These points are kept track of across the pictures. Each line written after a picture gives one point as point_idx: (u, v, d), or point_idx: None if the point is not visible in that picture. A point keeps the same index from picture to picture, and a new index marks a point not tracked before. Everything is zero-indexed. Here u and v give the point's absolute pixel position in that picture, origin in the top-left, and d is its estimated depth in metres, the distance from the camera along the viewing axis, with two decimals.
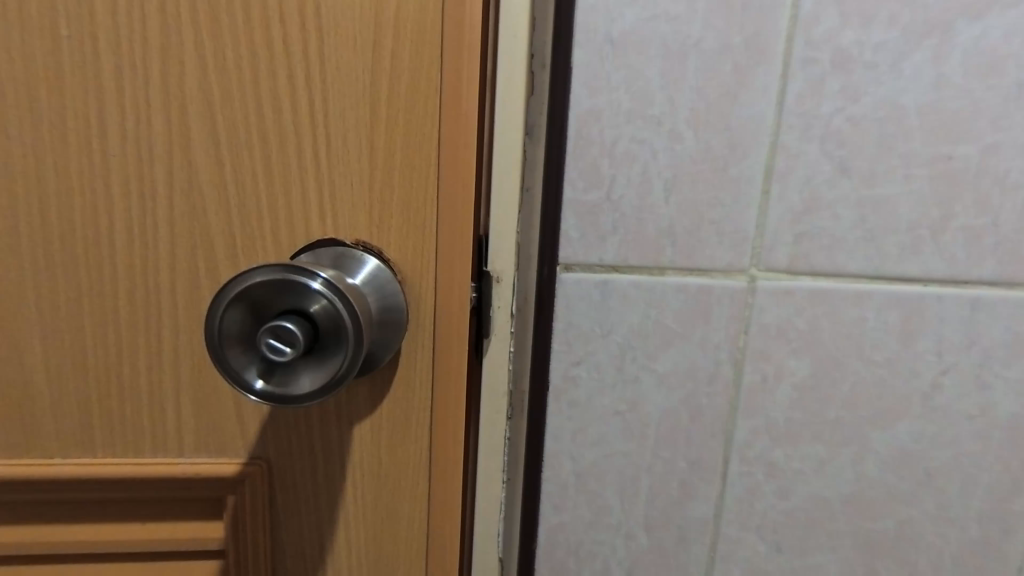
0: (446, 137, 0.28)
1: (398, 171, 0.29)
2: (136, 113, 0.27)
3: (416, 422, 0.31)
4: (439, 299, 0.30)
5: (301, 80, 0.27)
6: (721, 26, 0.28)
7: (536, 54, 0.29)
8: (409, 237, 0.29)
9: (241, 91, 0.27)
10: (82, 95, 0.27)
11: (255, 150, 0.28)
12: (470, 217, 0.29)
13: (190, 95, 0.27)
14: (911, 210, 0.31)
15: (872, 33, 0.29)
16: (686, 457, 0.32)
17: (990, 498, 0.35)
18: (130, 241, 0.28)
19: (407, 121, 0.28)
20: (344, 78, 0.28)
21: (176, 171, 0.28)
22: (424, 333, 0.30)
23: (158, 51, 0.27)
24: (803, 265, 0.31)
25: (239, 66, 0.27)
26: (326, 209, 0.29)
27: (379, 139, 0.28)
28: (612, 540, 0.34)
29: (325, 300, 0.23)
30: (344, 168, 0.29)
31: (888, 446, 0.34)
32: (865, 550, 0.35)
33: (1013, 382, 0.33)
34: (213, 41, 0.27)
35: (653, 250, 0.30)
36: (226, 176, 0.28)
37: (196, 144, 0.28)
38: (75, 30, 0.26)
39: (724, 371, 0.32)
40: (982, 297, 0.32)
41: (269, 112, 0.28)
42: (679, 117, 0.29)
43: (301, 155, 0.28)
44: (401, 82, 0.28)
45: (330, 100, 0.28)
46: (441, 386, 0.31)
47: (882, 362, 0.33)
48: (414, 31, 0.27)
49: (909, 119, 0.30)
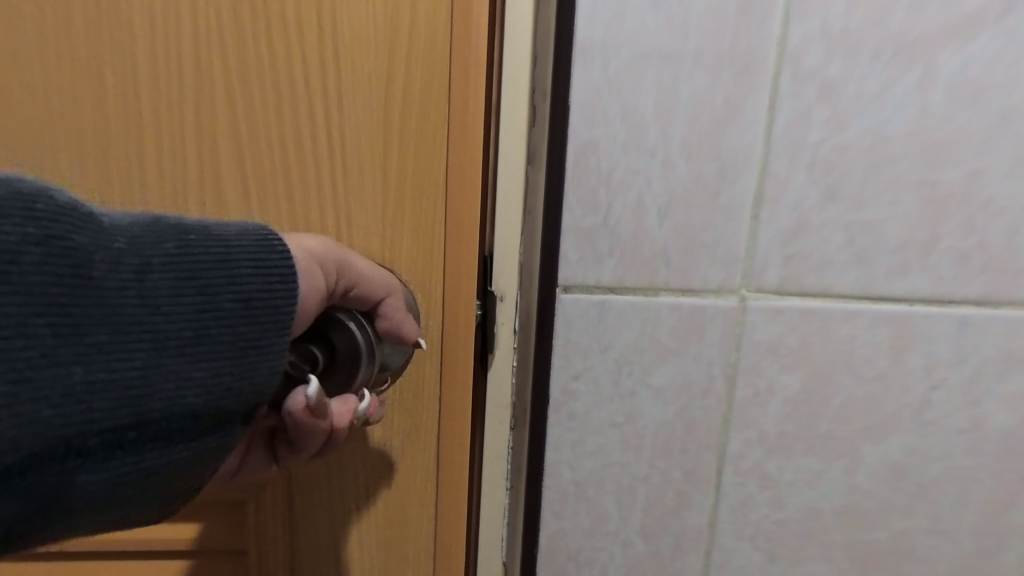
0: (453, 166, 0.31)
1: (409, 197, 0.31)
2: (172, 149, 0.30)
3: (425, 429, 0.33)
4: (446, 315, 0.33)
5: (320, 117, 0.30)
6: (712, 62, 0.30)
7: (537, 87, 0.31)
8: (419, 258, 0.32)
9: (265, 126, 0.30)
10: (126, 132, 0.29)
11: (278, 181, 0.30)
12: (475, 239, 0.32)
13: (221, 131, 0.30)
14: (898, 232, 0.32)
15: (857, 66, 0.30)
16: (680, 467, 0.34)
17: (982, 510, 0.36)
18: None
19: (417, 151, 0.31)
20: (360, 112, 0.30)
21: (207, 200, 0.30)
22: (432, 347, 0.33)
23: (191, 93, 0.29)
24: (793, 285, 0.32)
25: (264, 105, 0.29)
26: (342, 233, 0.31)
27: (392, 168, 0.31)
28: (610, 547, 0.35)
29: (345, 323, 0.29)
30: (360, 195, 0.31)
31: (880, 459, 0.35)
32: (859, 560, 0.36)
33: (1001, 397, 0.35)
34: (242, 82, 0.29)
35: (648, 270, 0.32)
36: (251, 203, 0.30)
37: (224, 175, 0.30)
38: (120, 75, 0.29)
39: (716, 385, 0.33)
40: (969, 315, 0.34)
41: (291, 146, 0.30)
42: (673, 147, 0.30)
43: (320, 184, 0.31)
44: (413, 115, 0.30)
45: (347, 134, 0.30)
46: (449, 396, 0.33)
47: (872, 378, 0.34)
48: (425, 69, 0.30)
49: (895, 147, 0.31)
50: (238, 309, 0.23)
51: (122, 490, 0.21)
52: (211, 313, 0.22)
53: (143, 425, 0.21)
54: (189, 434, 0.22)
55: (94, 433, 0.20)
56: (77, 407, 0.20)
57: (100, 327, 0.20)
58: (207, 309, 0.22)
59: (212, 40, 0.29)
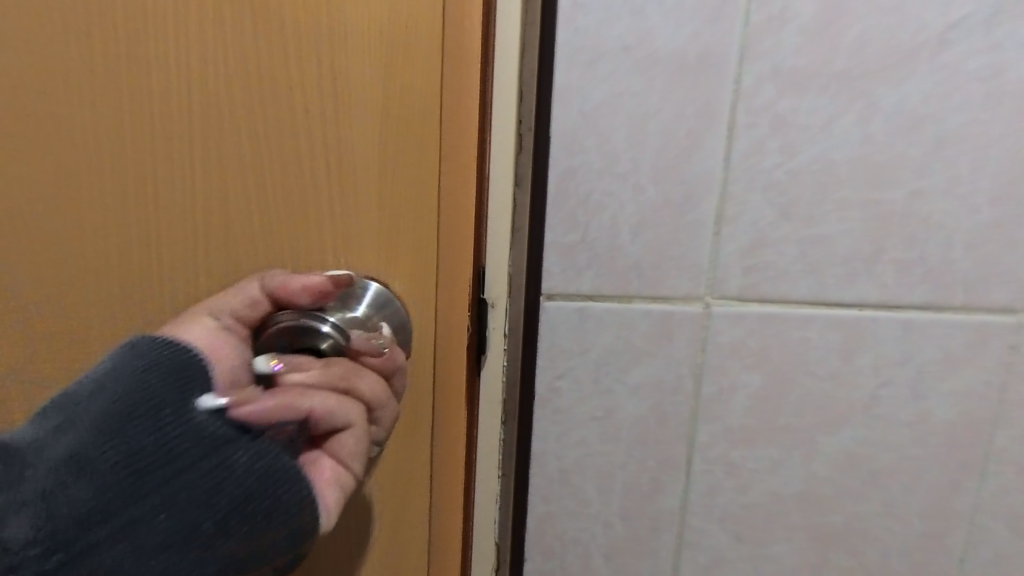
0: (445, 188, 0.33)
1: (403, 217, 0.34)
2: (187, 173, 0.33)
3: (421, 431, 0.36)
4: (440, 326, 0.35)
5: (321, 146, 0.33)
6: (676, 99, 0.34)
7: (524, 121, 0.35)
8: (412, 272, 0.34)
9: (270, 153, 0.32)
10: (144, 158, 0.32)
11: (282, 203, 0.33)
12: (465, 256, 0.35)
13: (230, 157, 0.32)
14: (846, 247, 0.36)
15: (805, 101, 0.34)
16: (654, 456, 0.38)
17: (929, 494, 0.40)
18: (179, 274, 0.34)
19: (411, 175, 0.33)
20: (358, 141, 0.33)
21: (217, 219, 0.33)
22: (427, 355, 0.35)
23: (204, 122, 0.32)
24: (752, 293, 0.36)
25: (270, 134, 0.32)
26: (341, 249, 0.34)
27: (387, 191, 0.33)
28: (592, 528, 0.39)
29: (333, 338, 0.31)
30: (357, 215, 0.34)
31: (835, 449, 0.39)
32: (818, 541, 0.40)
33: (944, 393, 0.38)
34: (250, 113, 0.32)
35: (622, 281, 0.36)
36: (257, 222, 0.33)
37: (234, 197, 0.33)
38: (139, 107, 0.32)
39: (685, 383, 0.37)
40: (913, 319, 0.37)
41: (295, 172, 0.33)
42: (643, 174, 0.34)
43: (321, 207, 0.33)
44: (406, 142, 0.33)
45: (346, 162, 0.33)
46: (444, 400, 0.36)
47: (826, 376, 0.38)
48: (417, 99, 0.32)
49: (841, 172, 0.35)
50: (152, 376, 0.28)
51: (190, 518, 0.27)
52: (144, 380, 0.27)
53: (162, 473, 0.27)
54: (195, 459, 0.27)
55: (131, 495, 0.27)
56: (112, 488, 0.26)
57: (91, 453, 0.26)
58: (138, 376, 0.27)
59: (224, 74, 0.31)
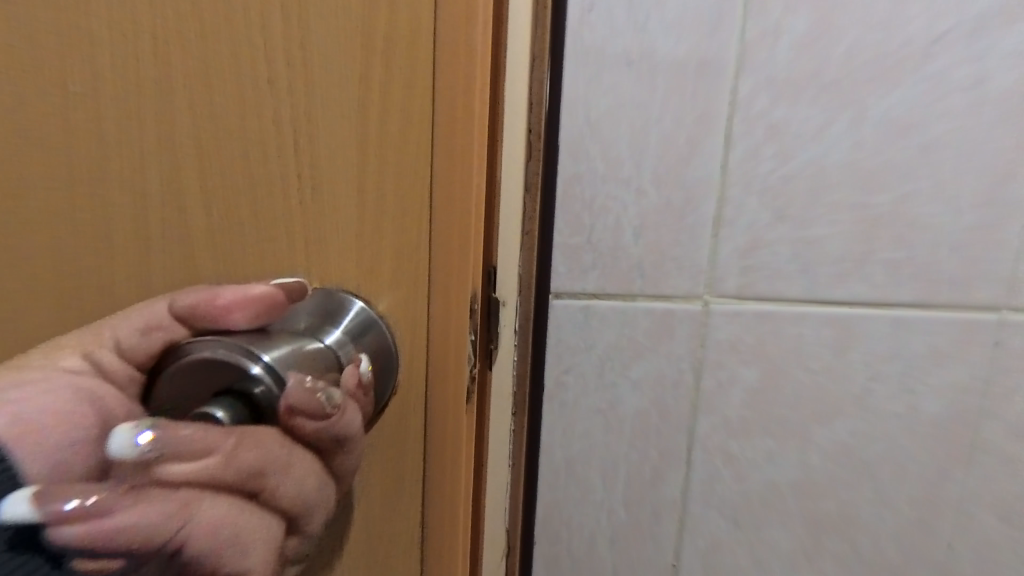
0: (442, 169, 0.23)
1: (388, 210, 0.24)
2: (77, 144, 0.23)
3: (407, 493, 0.26)
4: (436, 359, 0.25)
5: (268, 108, 0.22)
6: (676, 108, 0.36)
7: (532, 126, 0.36)
8: (402, 286, 0.24)
9: (190, 116, 0.22)
10: (17, 123, 0.23)
11: (212, 187, 0.23)
12: (469, 265, 0.25)
13: (135, 121, 0.22)
14: (837, 247, 0.38)
15: (798, 110, 0.36)
16: (656, 446, 0.40)
17: (919, 483, 0.42)
18: (75, 285, 0.24)
19: (397, 151, 0.23)
20: (319, 99, 0.22)
21: (123, 209, 0.23)
22: (415, 392, 0.25)
23: (97, 70, 0.22)
24: (749, 291, 0.38)
25: (191, 89, 0.22)
26: (303, 254, 0.24)
27: (365, 171, 0.23)
28: (597, 514, 0.41)
29: (263, 387, 0.19)
30: (323, 206, 0.23)
31: (828, 439, 0.41)
32: (812, 527, 0.42)
33: (932, 386, 0.40)
34: (161, 55, 0.22)
35: (626, 280, 0.38)
36: (179, 214, 0.23)
37: (147, 178, 0.23)
38: (7, 49, 0.22)
39: (685, 377, 0.39)
40: (901, 316, 0.39)
41: (229, 141, 0.23)
42: (645, 179, 0.37)
43: (270, 194, 0.23)
44: (390, 102, 0.23)
45: (307, 130, 0.23)
46: (438, 454, 0.26)
47: (819, 370, 0.40)
48: (404, 37, 0.22)
49: (833, 177, 0.37)
50: None
51: None
52: None
53: None
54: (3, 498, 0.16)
55: None
56: None
57: None
58: None
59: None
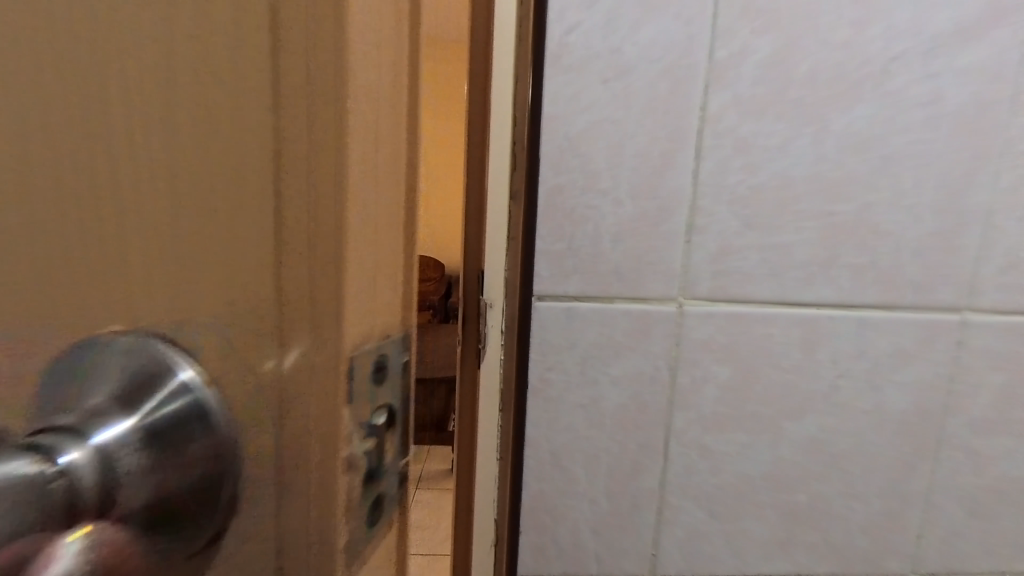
0: (317, 204, 0.25)
1: (271, 242, 0.26)
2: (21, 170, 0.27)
3: (293, 544, 0.27)
4: (320, 400, 0.26)
5: (168, 148, 0.25)
6: (649, 124, 0.39)
7: (518, 142, 0.40)
8: (284, 316, 0.26)
9: (105, 151, 0.26)
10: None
11: (122, 215, 0.26)
12: (340, 298, 0.26)
13: (62, 154, 0.26)
14: (804, 253, 0.41)
15: (764, 126, 0.39)
16: (635, 440, 0.43)
17: (887, 476, 0.44)
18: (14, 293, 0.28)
19: (282, 186, 0.25)
20: (215, 136, 0.25)
21: (52, 231, 0.27)
22: (307, 439, 0.27)
23: (39, 107, 0.26)
24: (721, 294, 0.41)
25: (106, 125, 0.26)
26: (190, 288, 0.26)
27: (249, 205, 0.25)
28: (580, 503, 0.44)
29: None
30: (211, 239, 0.26)
31: (798, 434, 0.43)
32: (785, 518, 0.44)
33: (897, 383, 0.43)
34: (84, 94, 0.25)
35: (605, 284, 0.40)
36: (95, 237, 0.27)
37: (68, 204, 0.27)
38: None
39: (662, 374, 0.42)
40: (867, 317, 0.42)
41: (134, 176, 0.26)
42: (621, 190, 0.39)
43: (171, 222, 0.26)
44: (272, 144, 0.25)
45: (202, 168, 0.25)
46: (320, 504, 0.27)
47: (789, 368, 0.42)
48: (287, 82, 0.25)
49: (798, 187, 0.40)
50: None
51: None
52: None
53: None
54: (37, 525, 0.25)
55: None
56: None
57: None
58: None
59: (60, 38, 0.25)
